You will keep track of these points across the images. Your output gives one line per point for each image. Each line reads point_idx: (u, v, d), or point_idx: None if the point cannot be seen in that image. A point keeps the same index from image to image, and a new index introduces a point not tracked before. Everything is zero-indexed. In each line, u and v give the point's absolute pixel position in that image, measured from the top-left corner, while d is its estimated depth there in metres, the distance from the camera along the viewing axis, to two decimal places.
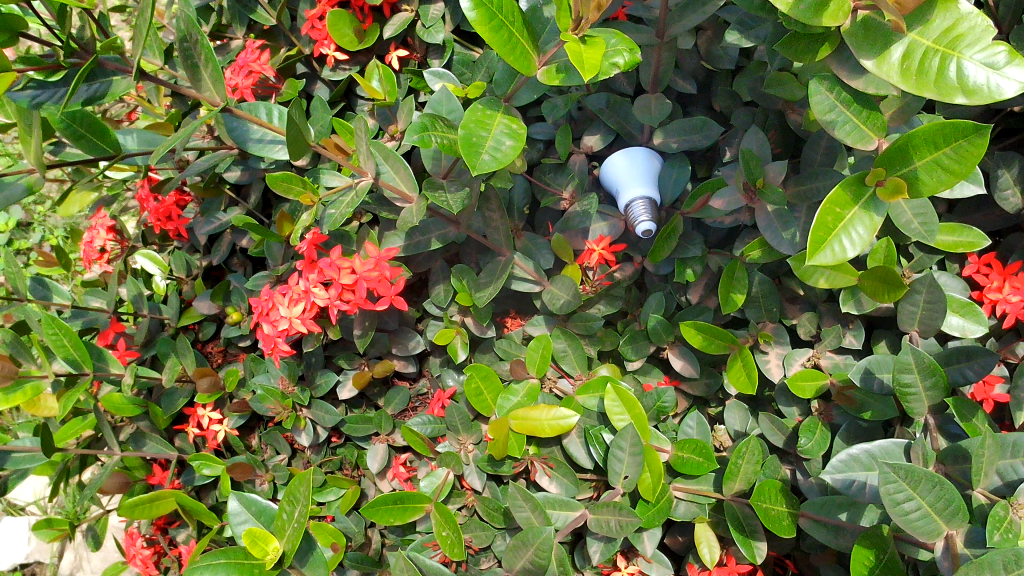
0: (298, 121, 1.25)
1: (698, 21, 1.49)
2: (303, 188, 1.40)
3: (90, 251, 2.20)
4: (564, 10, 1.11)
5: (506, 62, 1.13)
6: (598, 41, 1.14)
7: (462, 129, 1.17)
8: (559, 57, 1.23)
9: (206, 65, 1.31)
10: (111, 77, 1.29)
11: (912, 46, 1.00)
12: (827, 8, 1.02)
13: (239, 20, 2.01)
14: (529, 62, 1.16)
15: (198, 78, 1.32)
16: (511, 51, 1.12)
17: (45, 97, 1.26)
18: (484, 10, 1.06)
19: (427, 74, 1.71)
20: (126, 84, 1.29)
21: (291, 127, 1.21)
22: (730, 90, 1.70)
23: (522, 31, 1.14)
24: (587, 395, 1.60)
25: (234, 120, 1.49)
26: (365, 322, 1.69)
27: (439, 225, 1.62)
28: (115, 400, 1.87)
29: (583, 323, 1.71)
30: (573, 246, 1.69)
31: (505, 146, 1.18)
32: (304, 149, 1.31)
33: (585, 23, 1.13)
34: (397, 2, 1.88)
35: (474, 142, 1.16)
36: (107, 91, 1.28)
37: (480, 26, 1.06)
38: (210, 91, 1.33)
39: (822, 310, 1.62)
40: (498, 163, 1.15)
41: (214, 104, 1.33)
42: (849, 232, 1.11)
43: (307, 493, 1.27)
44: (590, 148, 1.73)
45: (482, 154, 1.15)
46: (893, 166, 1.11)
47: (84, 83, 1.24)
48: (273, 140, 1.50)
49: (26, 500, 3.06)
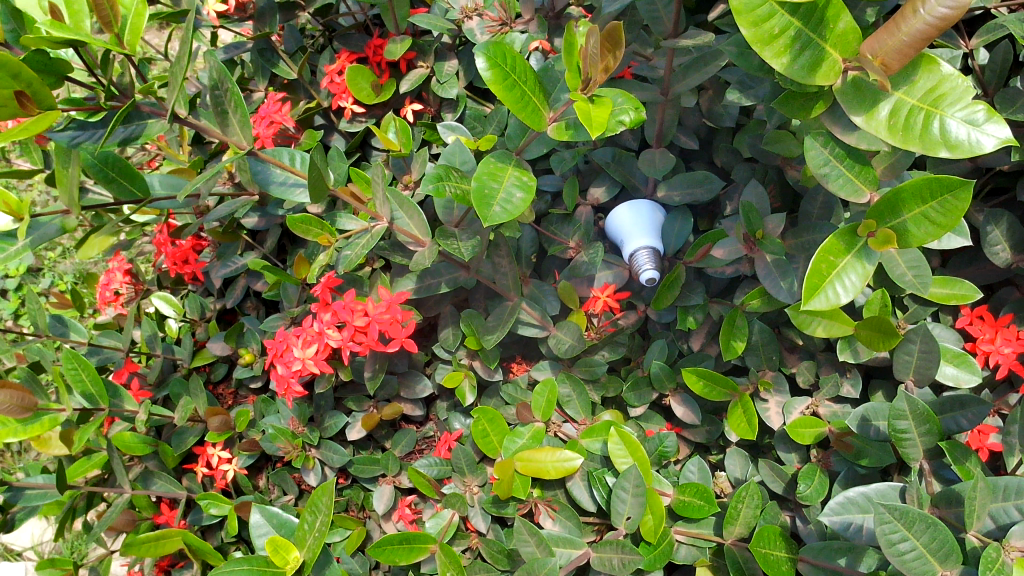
0: (318, 167, 1.37)
1: (699, 81, 1.55)
2: (321, 230, 1.50)
3: (106, 293, 2.27)
4: (573, 71, 1.16)
5: (517, 117, 1.18)
6: (605, 100, 1.18)
7: (474, 182, 1.23)
8: (568, 115, 1.28)
9: (234, 110, 1.39)
10: (146, 120, 1.33)
11: (899, 104, 1.07)
12: (819, 69, 1.07)
13: (261, 73, 2.09)
14: (540, 118, 1.21)
15: (226, 124, 1.40)
16: (523, 108, 1.18)
17: (84, 137, 1.28)
18: (498, 70, 1.13)
19: (439, 127, 1.79)
20: (160, 126, 1.33)
21: (312, 170, 1.32)
22: (731, 147, 1.78)
23: (533, 88, 1.20)
24: (591, 438, 1.65)
25: (257, 163, 1.54)
26: (376, 364, 1.72)
27: (449, 268, 1.66)
28: (127, 438, 1.91)
29: (587, 368, 1.75)
30: (579, 293, 1.75)
31: (516, 198, 1.23)
32: (323, 194, 1.41)
33: (593, 84, 1.19)
34: (413, 59, 1.96)
35: (486, 193, 1.22)
36: (142, 133, 1.32)
37: (494, 85, 1.13)
38: (238, 136, 1.41)
39: (820, 359, 1.68)
40: (509, 215, 1.21)
41: (240, 148, 1.41)
42: (842, 278, 1.18)
43: (328, 503, 1.31)
44: (596, 199, 1.79)
45: (493, 206, 1.21)
46: (883, 218, 1.17)
47: (119, 125, 1.29)
48: (295, 183, 1.54)
49: (23, 545, 3.03)
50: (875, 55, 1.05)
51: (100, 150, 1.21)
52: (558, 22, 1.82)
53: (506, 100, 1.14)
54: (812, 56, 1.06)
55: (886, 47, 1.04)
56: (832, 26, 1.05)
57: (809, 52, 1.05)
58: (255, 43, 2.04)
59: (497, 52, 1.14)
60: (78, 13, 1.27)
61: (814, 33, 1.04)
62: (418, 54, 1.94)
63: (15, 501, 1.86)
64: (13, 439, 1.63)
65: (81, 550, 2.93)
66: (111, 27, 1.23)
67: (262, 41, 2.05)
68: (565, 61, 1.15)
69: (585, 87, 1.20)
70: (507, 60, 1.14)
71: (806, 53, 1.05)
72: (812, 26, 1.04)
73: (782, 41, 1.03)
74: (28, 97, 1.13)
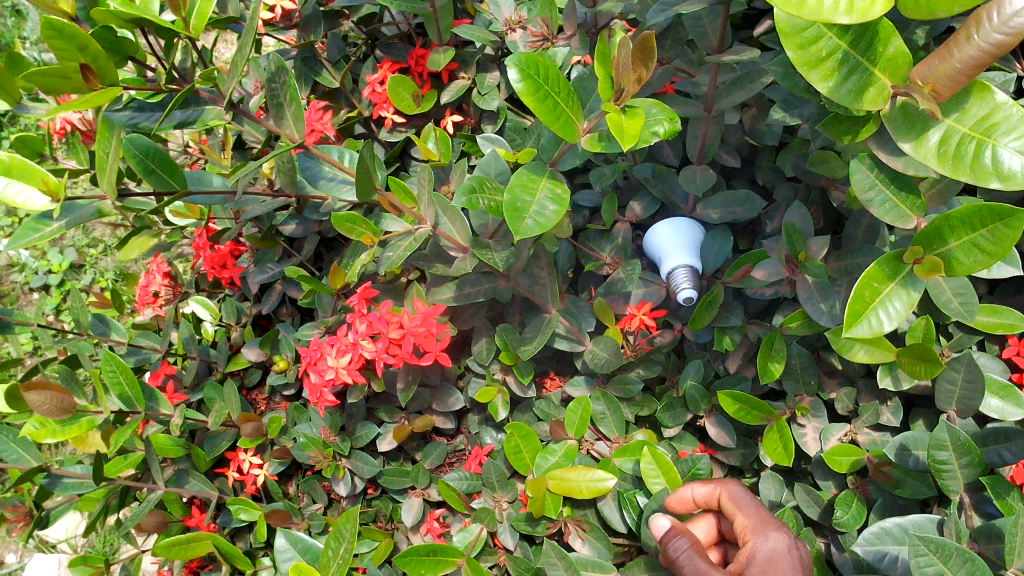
0: (368, 164, 1.29)
1: (744, 97, 1.53)
2: (365, 229, 1.44)
3: (145, 294, 2.28)
4: (607, 80, 1.13)
5: (550, 129, 1.15)
6: (638, 113, 1.13)
7: (507, 194, 1.21)
8: (601, 127, 1.24)
9: (289, 103, 1.35)
10: (202, 106, 1.28)
11: (949, 132, 1.03)
12: (867, 94, 1.04)
13: (304, 80, 2.04)
14: (573, 130, 1.17)
15: (280, 118, 1.36)
16: (556, 120, 1.14)
17: (141, 119, 1.27)
18: (531, 82, 1.11)
19: (480, 138, 1.79)
20: (216, 113, 1.28)
21: (362, 166, 1.25)
22: (774, 166, 1.75)
23: (568, 101, 1.16)
24: (624, 458, 1.62)
25: (307, 160, 1.52)
26: (410, 377, 1.70)
27: (488, 279, 1.62)
28: (162, 442, 1.92)
29: (623, 386, 1.72)
30: (615, 309, 1.73)
31: (548, 211, 1.22)
32: (372, 189, 1.34)
33: (625, 95, 1.12)
34: (455, 70, 1.94)
35: (518, 207, 1.20)
36: (198, 119, 1.27)
37: (527, 97, 1.10)
38: (291, 129, 1.38)
39: (860, 385, 1.66)
40: (541, 227, 1.19)
41: (292, 141, 1.37)
42: (887, 306, 1.15)
43: (353, 531, 1.29)
44: (636, 215, 1.76)
45: (525, 220, 1.19)
46: (931, 245, 1.14)
47: (177, 109, 1.24)
48: (342, 181, 1.53)
49: (58, 537, 3.04)
50: (926, 81, 1.01)
51: (156, 134, 1.16)
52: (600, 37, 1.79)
53: (538, 113, 1.11)
54: (860, 81, 1.03)
55: (938, 73, 1.00)
56: (881, 50, 1.02)
57: (857, 76, 1.03)
58: (300, 51, 2.00)
59: (530, 63, 1.12)
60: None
61: (862, 56, 1.02)
62: (461, 65, 1.92)
63: (51, 489, 1.84)
64: (49, 439, 1.64)
65: (114, 544, 2.95)
66: (179, 10, 1.13)
67: (306, 49, 2.00)
68: (599, 70, 1.13)
69: (615, 99, 1.14)
70: (540, 71, 1.12)
71: (853, 76, 1.03)
72: (861, 49, 1.02)
73: (829, 64, 1.01)
74: (93, 71, 1.07)
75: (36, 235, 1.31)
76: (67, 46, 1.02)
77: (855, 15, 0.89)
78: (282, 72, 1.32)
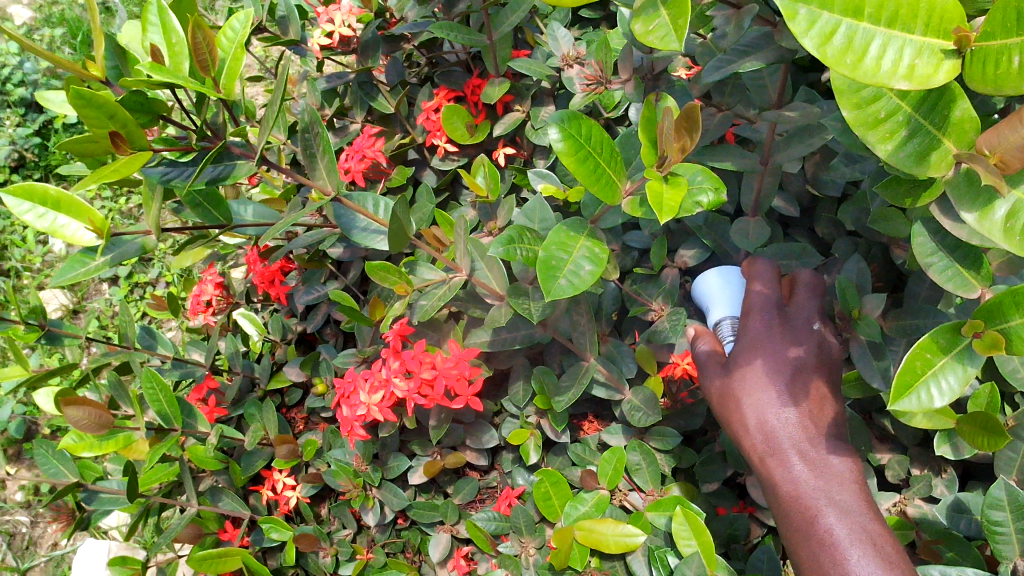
0: (402, 219, 1.35)
1: (803, 152, 1.49)
2: (398, 278, 1.44)
3: (197, 304, 2.23)
4: (650, 146, 1.10)
5: (590, 191, 1.12)
6: (681, 182, 1.10)
7: (541, 251, 1.18)
8: (644, 190, 1.22)
9: (322, 154, 1.36)
10: (235, 160, 1.31)
11: (1018, 205, 0.83)
12: (928, 159, 0.86)
13: (360, 105, 2.07)
14: (615, 192, 1.14)
15: (313, 168, 1.37)
16: (596, 180, 1.11)
17: (174, 175, 1.26)
18: (572, 142, 1.08)
19: (531, 174, 1.72)
20: (248, 168, 1.30)
21: (395, 221, 1.31)
22: (834, 219, 1.69)
23: (610, 162, 1.13)
24: (656, 513, 1.56)
25: (342, 209, 1.55)
26: (442, 414, 1.69)
27: (527, 324, 1.61)
28: (200, 453, 1.89)
29: (661, 438, 1.67)
30: (658, 357, 1.68)
31: (584, 270, 1.18)
32: (404, 239, 1.40)
33: (668, 163, 1.09)
34: (510, 102, 1.92)
35: (553, 264, 1.17)
36: (230, 173, 1.30)
37: (566, 157, 1.07)
38: (323, 181, 1.38)
39: (912, 453, 1.58)
40: (575, 288, 1.16)
41: (326, 192, 1.37)
42: (939, 380, 0.93)
43: None
44: (684, 263, 1.70)
45: (558, 278, 1.16)
46: (992, 318, 0.95)
47: (211, 162, 1.26)
48: (376, 231, 1.56)
49: (109, 524, 2.85)
50: (993, 149, 0.83)
51: (188, 188, 1.17)
52: (657, 84, 1.73)
53: (579, 175, 1.08)
54: (922, 144, 0.86)
55: (1008, 142, 0.81)
56: (946, 112, 0.84)
57: (917, 139, 0.85)
58: (357, 76, 2.01)
59: (571, 123, 1.09)
60: (178, 55, 1.20)
61: (926, 119, 0.85)
62: (516, 97, 1.90)
63: (88, 503, 1.87)
64: (88, 452, 1.67)
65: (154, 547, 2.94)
66: (208, 71, 1.18)
67: (363, 75, 2.01)
68: (642, 134, 1.09)
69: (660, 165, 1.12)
70: (581, 130, 1.09)
71: (914, 140, 0.85)
72: (924, 110, 0.84)
73: (888, 125, 0.85)
74: (122, 137, 1.08)
75: (82, 270, 1.33)
76: (96, 114, 1.04)
77: (914, 80, 0.72)
78: (317, 124, 1.35)
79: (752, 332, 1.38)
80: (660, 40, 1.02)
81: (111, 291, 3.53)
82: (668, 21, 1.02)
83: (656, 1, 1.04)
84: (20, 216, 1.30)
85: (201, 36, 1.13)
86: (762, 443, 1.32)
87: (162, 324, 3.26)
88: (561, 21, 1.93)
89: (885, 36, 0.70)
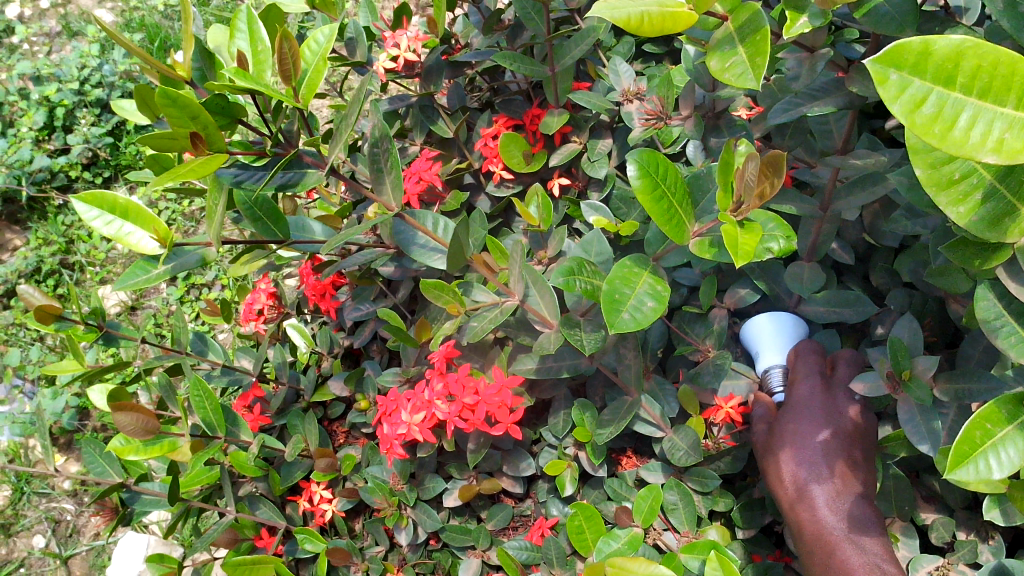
0: (461, 238, 1.39)
1: (863, 201, 1.47)
2: (450, 298, 1.48)
3: (249, 312, 2.27)
4: (726, 191, 1.09)
5: (661, 230, 1.12)
6: (754, 227, 1.09)
7: (607, 284, 1.18)
8: (714, 230, 1.21)
9: (390, 170, 1.40)
10: (304, 169, 1.35)
11: None
12: (1001, 224, 0.83)
13: (421, 127, 2.10)
14: (684, 232, 1.14)
15: (379, 182, 1.42)
16: (669, 220, 1.11)
17: (245, 177, 1.34)
18: (648, 179, 1.07)
19: (584, 206, 1.73)
20: (317, 177, 1.34)
21: (455, 241, 1.36)
22: (890, 269, 1.66)
23: (681, 201, 1.13)
24: (690, 554, 1.53)
25: (402, 225, 1.59)
26: (481, 439, 1.70)
27: (572, 355, 1.62)
28: (242, 459, 1.92)
29: (699, 479, 1.65)
30: (702, 399, 1.66)
31: (647, 306, 1.18)
32: (461, 259, 1.44)
33: (745, 207, 1.09)
34: (568, 133, 1.93)
35: (617, 297, 1.17)
36: (299, 181, 1.34)
37: (642, 194, 1.07)
38: (387, 196, 1.42)
39: (958, 516, 1.54)
40: (638, 322, 1.16)
41: (388, 208, 1.42)
42: (998, 451, 0.83)
43: None
44: (736, 301, 1.66)
45: (622, 312, 1.16)
46: None
47: (281, 170, 1.32)
48: (434, 248, 1.59)
49: (151, 519, 2.90)
50: None
51: (261, 192, 1.22)
52: (716, 123, 1.73)
53: (652, 213, 1.08)
54: (995, 208, 0.82)
55: None
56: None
57: (991, 204, 0.82)
58: (420, 100, 2.05)
59: (649, 160, 1.08)
60: (262, 64, 1.26)
61: (1002, 182, 0.81)
62: (574, 129, 1.92)
63: (130, 504, 1.90)
64: (132, 456, 1.73)
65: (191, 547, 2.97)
66: (289, 81, 1.20)
67: (426, 98, 2.05)
68: (720, 179, 1.08)
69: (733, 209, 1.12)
70: (659, 169, 1.08)
71: (987, 204, 0.82)
72: (999, 173, 0.80)
73: (962, 186, 0.80)
74: (201, 137, 1.12)
75: (144, 277, 1.39)
76: (181, 114, 1.07)
77: (1000, 157, 0.61)
78: (380, 143, 1.38)
79: (801, 390, 1.47)
80: (736, 77, 1.05)
81: (168, 290, 3.60)
82: (745, 59, 1.04)
83: (735, 39, 1.07)
84: (90, 221, 1.34)
85: (287, 46, 1.16)
86: (794, 492, 1.41)
87: (214, 328, 3.32)
88: (623, 56, 1.95)
89: (974, 108, 0.61)
